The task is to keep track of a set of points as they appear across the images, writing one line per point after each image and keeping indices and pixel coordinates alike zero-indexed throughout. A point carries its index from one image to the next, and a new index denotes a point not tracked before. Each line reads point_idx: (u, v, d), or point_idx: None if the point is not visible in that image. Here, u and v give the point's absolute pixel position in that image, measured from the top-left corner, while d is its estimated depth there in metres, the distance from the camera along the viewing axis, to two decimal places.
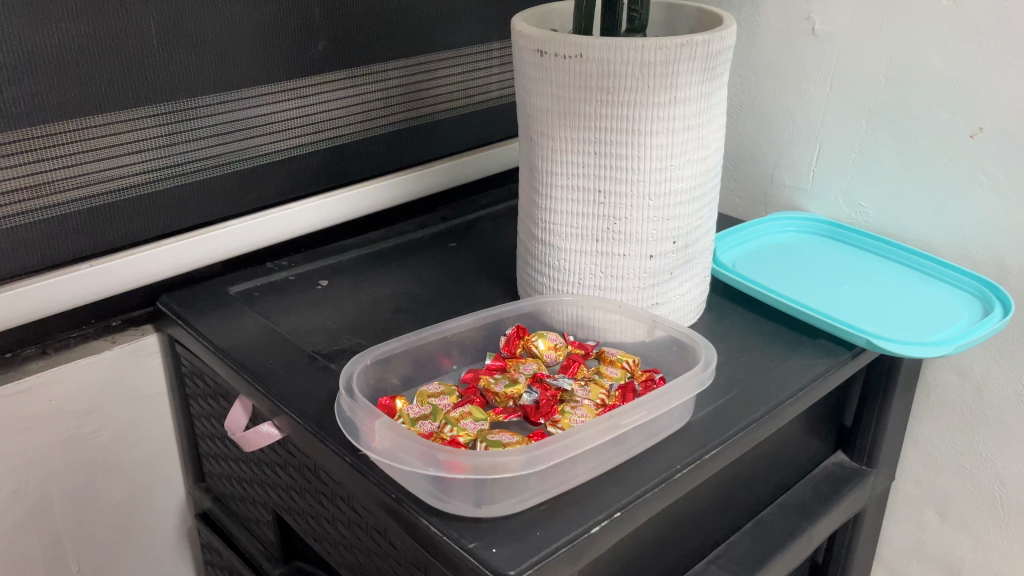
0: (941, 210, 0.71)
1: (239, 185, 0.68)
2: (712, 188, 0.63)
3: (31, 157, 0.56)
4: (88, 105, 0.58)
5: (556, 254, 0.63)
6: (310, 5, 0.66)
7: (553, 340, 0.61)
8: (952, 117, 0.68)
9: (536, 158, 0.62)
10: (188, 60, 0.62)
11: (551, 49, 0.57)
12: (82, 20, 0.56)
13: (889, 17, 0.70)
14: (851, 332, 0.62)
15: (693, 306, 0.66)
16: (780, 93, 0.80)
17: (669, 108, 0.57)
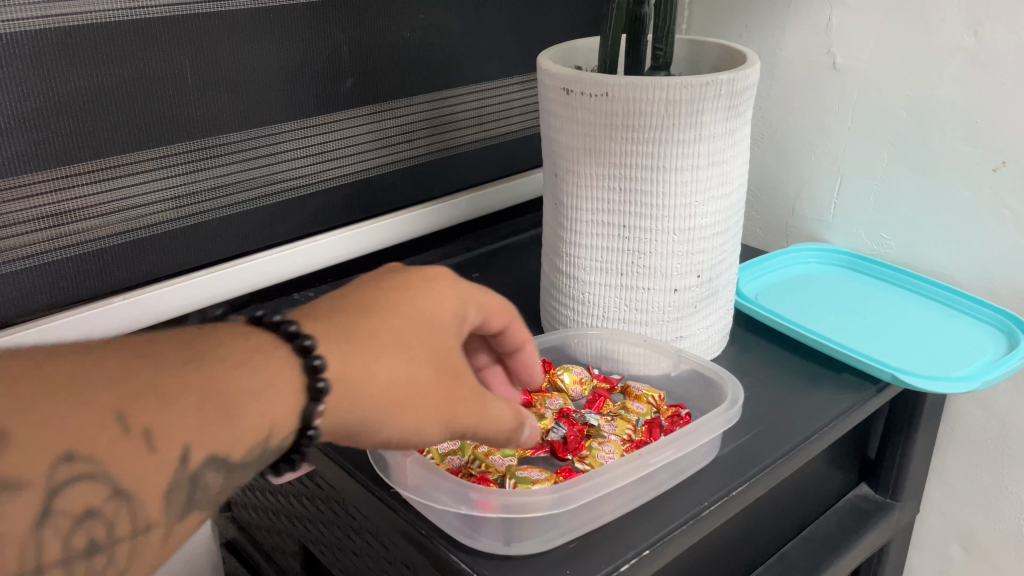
0: (964, 243, 0.71)
1: (268, 218, 0.69)
2: (735, 223, 0.64)
3: (69, 195, 0.58)
4: (123, 144, 0.59)
5: (581, 287, 0.64)
6: (339, 42, 0.68)
7: (579, 375, 0.62)
8: (974, 151, 0.69)
9: (562, 193, 0.63)
10: (221, 98, 0.63)
11: (577, 87, 0.57)
12: (119, 61, 0.57)
13: (910, 53, 0.70)
14: (876, 366, 0.62)
15: (717, 338, 0.67)
16: (802, 126, 0.80)
17: (694, 145, 0.58)
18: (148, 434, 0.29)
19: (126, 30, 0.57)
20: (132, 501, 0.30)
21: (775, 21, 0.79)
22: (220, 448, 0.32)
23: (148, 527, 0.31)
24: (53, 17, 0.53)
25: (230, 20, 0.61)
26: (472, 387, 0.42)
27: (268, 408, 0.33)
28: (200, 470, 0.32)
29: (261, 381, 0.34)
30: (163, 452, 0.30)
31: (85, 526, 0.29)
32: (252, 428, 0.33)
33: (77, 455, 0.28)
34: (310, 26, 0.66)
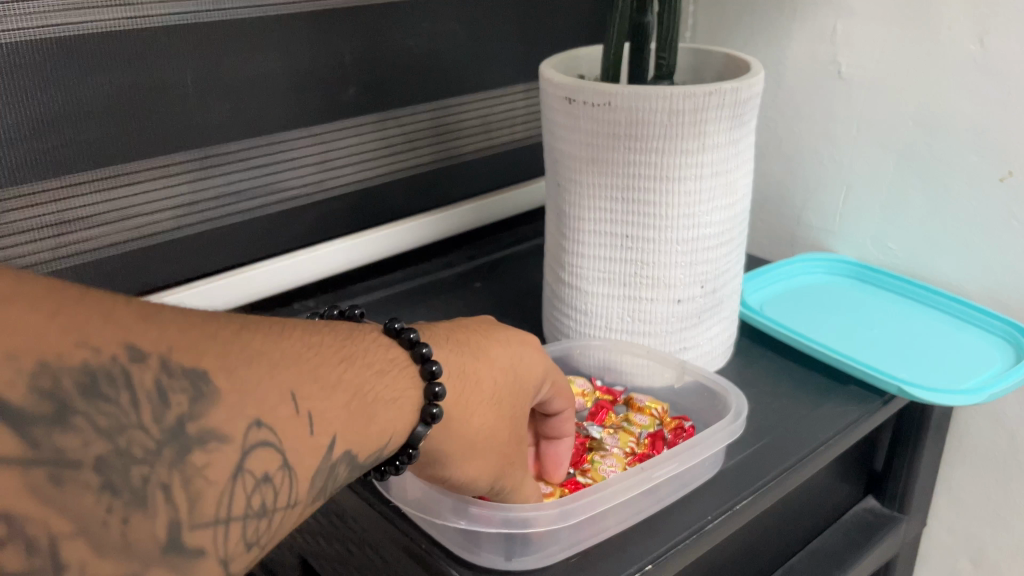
0: (972, 253, 0.71)
1: (270, 227, 0.69)
2: (740, 233, 0.63)
3: (69, 204, 0.58)
4: (124, 153, 0.59)
5: (583, 297, 0.64)
6: (342, 51, 0.67)
7: (581, 387, 0.61)
8: (982, 161, 0.68)
9: (565, 203, 0.62)
10: (223, 107, 0.63)
11: (579, 97, 0.57)
12: (120, 69, 0.57)
13: (916, 61, 0.70)
14: (883, 378, 0.61)
15: (721, 350, 0.66)
16: (807, 135, 0.80)
17: (698, 154, 0.57)
18: (311, 416, 0.34)
19: (126, 38, 0.56)
20: (289, 473, 0.33)
21: (780, 30, 0.79)
22: (357, 444, 0.36)
23: (292, 504, 0.33)
24: (53, 25, 0.53)
25: (231, 29, 0.61)
26: (521, 455, 0.46)
27: (395, 418, 0.38)
28: (337, 460, 0.35)
29: (398, 395, 0.39)
30: (319, 433, 0.34)
31: (258, 490, 0.31)
32: (384, 430, 0.37)
33: (267, 420, 0.32)
34: (312, 34, 0.65)
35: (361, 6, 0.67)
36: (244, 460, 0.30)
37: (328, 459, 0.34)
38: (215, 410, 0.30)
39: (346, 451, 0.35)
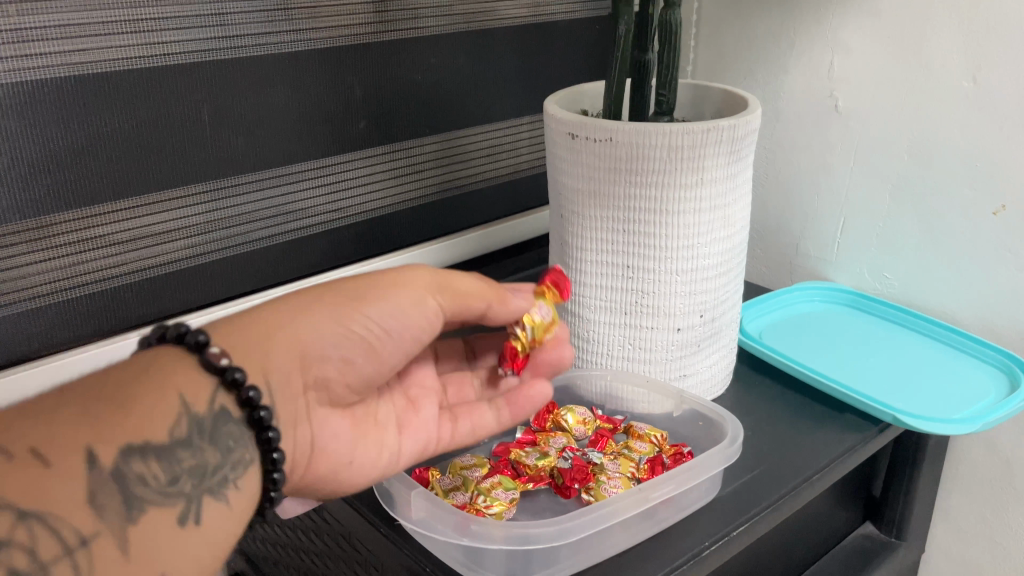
0: (967, 284, 0.72)
1: (281, 255, 0.71)
2: (737, 264, 0.65)
3: (89, 233, 0.60)
4: (142, 185, 0.61)
5: (586, 326, 0.65)
6: (352, 86, 0.70)
7: (582, 415, 0.63)
8: (975, 194, 0.70)
9: (567, 234, 0.64)
10: (237, 140, 0.65)
11: (582, 132, 0.59)
12: (140, 105, 0.59)
13: (910, 97, 0.72)
14: (877, 407, 0.62)
15: (720, 377, 0.68)
16: (805, 167, 0.82)
17: (696, 188, 0.59)
18: (38, 450, 0.31)
19: (146, 76, 0.59)
20: (52, 518, 0.31)
21: (778, 64, 0.81)
22: (133, 437, 0.34)
23: (94, 536, 0.32)
24: (78, 64, 0.56)
25: (247, 65, 0.63)
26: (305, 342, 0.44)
27: (166, 409, 0.36)
28: (124, 462, 0.34)
29: (157, 392, 0.37)
30: (65, 460, 0.32)
31: (10, 547, 0.29)
32: (154, 419, 0.36)
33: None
34: (324, 70, 0.68)
35: (371, 43, 0.70)
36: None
37: (110, 471, 0.33)
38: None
39: (120, 454, 0.34)
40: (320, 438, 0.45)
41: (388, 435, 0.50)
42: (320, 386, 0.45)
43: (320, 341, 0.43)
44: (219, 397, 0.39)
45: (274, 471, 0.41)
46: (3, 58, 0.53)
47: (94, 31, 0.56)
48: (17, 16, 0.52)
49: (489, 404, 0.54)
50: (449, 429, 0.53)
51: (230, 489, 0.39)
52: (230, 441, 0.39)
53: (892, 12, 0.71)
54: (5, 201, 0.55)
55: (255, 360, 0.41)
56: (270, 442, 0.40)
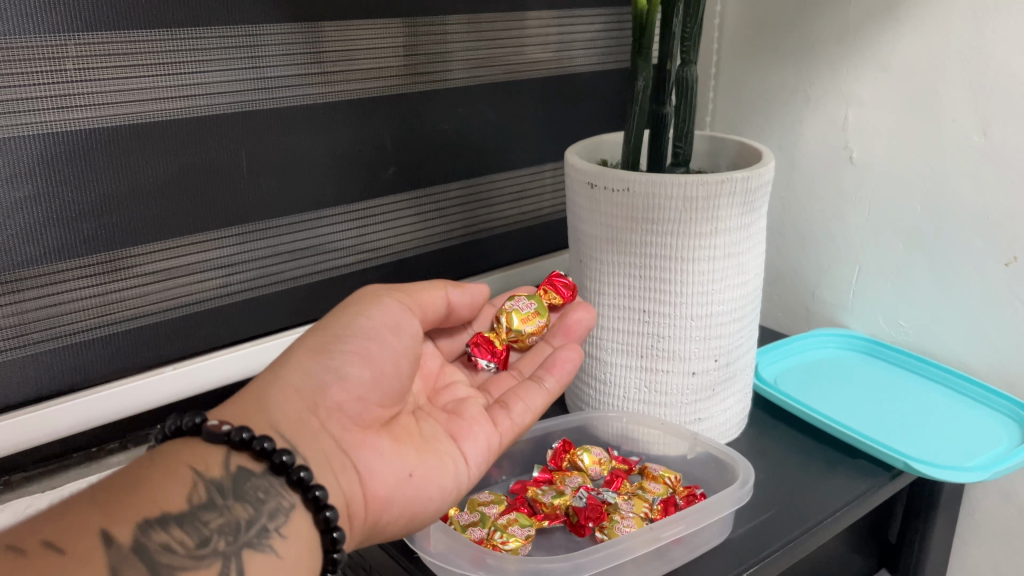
0: (981, 333, 0.73)
1: (310, 295, 0.74)
2: (752, 311, 0.66)
3: (130, 272, 0.63)
4: (182, 227, 0.64)
5: (603, 368, 0.67)
6: (383, 134, 0.73)
7: (597, 455, 0.65)
8: (987, 245, 0.71)
9: (586, 279, 0.67)
10: (272, 185, 0.68)
11: (600, 182, 0.62)
12: (183, 153, 0.63)
13: (923, 150, 0.74)
14: (889, 454, 0.63)
15: (735, 421, 0.69)
16: (821, 215, 0.83)
17: (711, 237, 0.61)
18: (49, 541, 0.33)
19: (189, 125, 0.62)
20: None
21: (794, 116, 0.83)
22: (148, 511, 0.36)
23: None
24: (128, 115, 0.59)
25: (284, 115, 0.67)
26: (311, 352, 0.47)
27: (179, 482, 0.39)
28: (144, 535, 0.36)
29: (168, 472, 0.39)
30: (80, 545, 0.34)
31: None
32: (167, 493, 0.38)
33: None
34: (356, 119, 0.71)
35: (401, 93, 0.73)
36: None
37: (131, 546, 0.35)
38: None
39: (138, 528, 0.36)
40: (371, 464, 0.46)
41: (444, 447, 0.50)
42: (339, 413, 0.46)
43: (307, 377, 0.46)
44: (235, 460, 0.42)
45: (323, 507, 0.42)
46: (59, 109, 0.56)
47: (144, 83, 0.59)
48: (74, 70, 0.56)
49: (533, 382, 0.55)
50: (506, 417, 0.53)
51: (274, 537, 0.40)
52: (260, 493, 0.41)
53: (904, 67, 0.73)
54: (56, 242, 0.59)
55: (258, 421, 0.43)
56: (304, 482, 0.42)
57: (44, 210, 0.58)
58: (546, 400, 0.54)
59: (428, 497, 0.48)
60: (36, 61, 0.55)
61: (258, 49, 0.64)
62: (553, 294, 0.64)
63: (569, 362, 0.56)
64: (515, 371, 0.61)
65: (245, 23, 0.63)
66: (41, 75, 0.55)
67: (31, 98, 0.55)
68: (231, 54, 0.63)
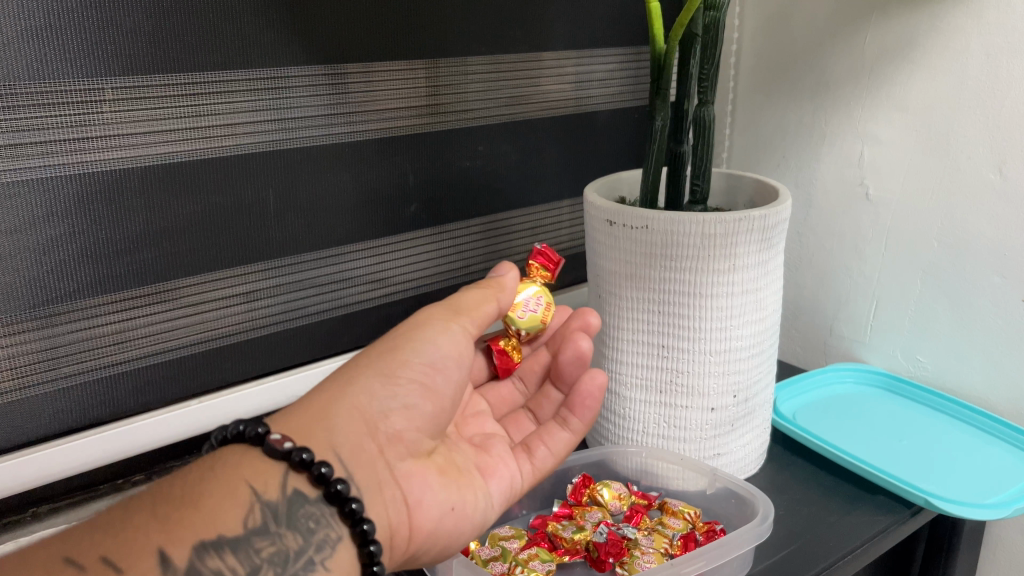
0: (1000, 369, 0.73)
1: (333, 329, 0.75)
2: (770, 345, 0.67)
3: (160, 307, 0.65)
4: (211, 263, 0.66)
5: (623, 403, 0.68)
6: (406, 172, 0.75)
7: (618, 490, 0.65)
8: (1005, 281, 0.71)
9: (605, 315, 0.67)
10: (299, 222, 0.70)
11: (619, 220, 0.63)
12: (213, 191, 0.64)
13: (939, 187, 0.74)
14: (909, 490, 0.63)
15: (754, 457, 0.69)
16: (838, 251, 0.84)
17: (729, 273, 0.61)
18: (109, 557, 0.36)
19: (219, 164, 0.64)
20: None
21: (810, 153, 0.84)
22: (204, 533, 0.39)
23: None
24: (161, 156, 0.61)
25: (310, 154, 0.69)
26: (364, 376, 0.47)
27: (235, 502, 0.41)
28: (199, 560, 0.38)
29: (226, 489, 0.41)
30: (138, 565, 0.36)
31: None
32: (223, 513, 0.40)
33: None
34: (379, 157, 0.73)
35: (423, 132, 0.75)
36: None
37: (185, 570, 0.37)
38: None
39: (193, 551, 0.38)
40: (420, 496, 0.48)
41: (476, 480, 0.52)
42: (398, 441, 0.47)
43: (374, 401, 0.47)
44: (291, 481, 0.43)
45: (369, 542, 0.43)
46: (95, 150, 0.58)
47: (176, 124, 0.61)
48: (110, 113, 0.58)
49: (557, 425, 0.58)
50: (529, 462, 0.57)
51: (320, 570, 0.42)
52: (311, 523, 0.43)
53: (919, 105, 0.74)
54: (89, 278, 0.61)
55: (319, 439, 0.45)
56: (354, 514, 0.43)
57: (78, 248, 0.60)
58: (572, 441, 0.58)
59: (462, 531, 0.50)
60: (72, 104, 0.57)
61: (286, 90, 0.66)
62: (540, 266, 0.64)
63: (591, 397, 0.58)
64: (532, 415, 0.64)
65: (274, 66, 0.65)
66: (80, 118, 0.57)
67: (68, 138, 0.57)
68: (259, 95, 0.65)
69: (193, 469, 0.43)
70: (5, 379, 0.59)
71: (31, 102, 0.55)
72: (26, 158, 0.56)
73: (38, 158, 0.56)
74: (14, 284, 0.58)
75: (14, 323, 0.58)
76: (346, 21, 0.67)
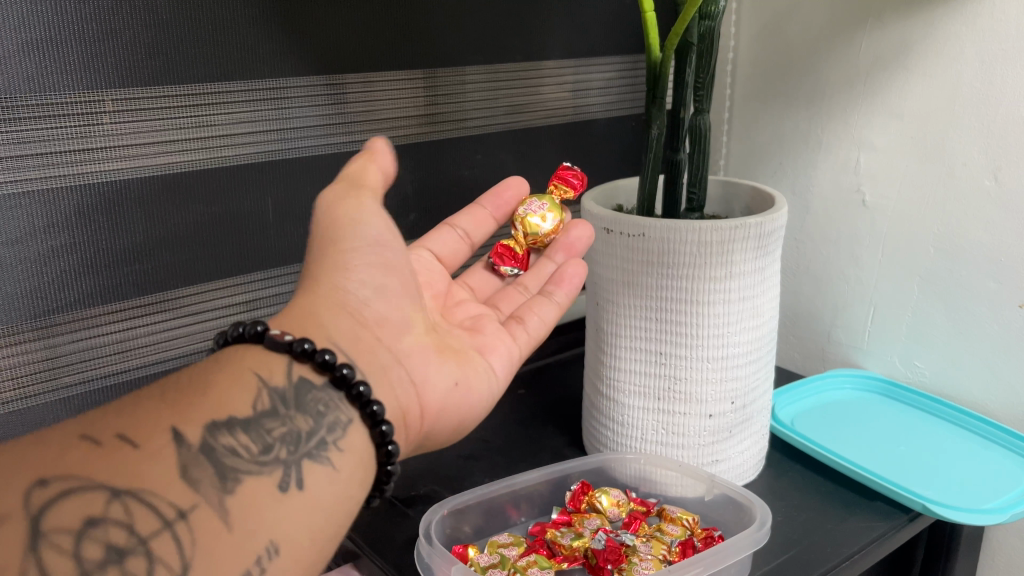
0: (996, 375, 0.74)
1: None
2: (767, 351, 0.67)
3: (160, 316, 0.65)
4: (210, 273, 0.66)
5: (621, 410, 0.68)
6: (404, 182, 0.75)
7: (616, 497, 0.65)
8: (1001, 287, 0.72)
9: (603, 323, 0.68)
10: (297, 232, 0.70)
11: (616, 227, 0.63)
12: (212, 202, 0.65)
13: (935, 195, 0.75)
14: (907, 496, 0.64)
15: (752, 462, 0.70)
16: (835, 259, 0.84)
17: (725, 281, 0.62)
18: (125, 434, 0.36)
19: (218, 176, 0.65)
20: (147, 496, 0.34)
21: (806, 162, 0.85)
22: (215, 415, 0.39)
23: (193, 508, 0.35)
24: (161, 167, 0.62)
25: (308, 166, 0.69)
26: (328, 266, 0.47)
27: (242, 388, 0.41)
28: (211, 437, 0.38)
29: (230, 378, 0.41)
30: (153, 441, 0.36)
31: (103, 526, 0.33)
32: (233, 398, 0.40)
33: (51, 478, 0.34)
34: None
35: (422, 142, 0.75)
36: (40, 525, 0.32)
37: (198, 447, 0.37)
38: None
39: (205, 430, 0.38)
40: (423, 374, 0.48)
41: (475, 358, 0.52)
42: (387, 324, 0.47)
43: (351, 292, 0.46)
44: (296, 370, 0.42)
45: (380, 422, 0.43)
46: (94, 161, 0.59)
47: (176, 137, 0.62)
48: (111, 123, 0.59)
49: (542, 297, 0.57)
50: (523, 331, 0.55)
51: (332, 450, 0.41)
52: (320, 407, 0.42)
53: (914, 114, 0.75)
54: (90, 288, 0.61)
55: (316, 335, 0.44)
56: (362, 397, 0.43)
57: (78, 258, 0.60)
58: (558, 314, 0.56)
59: (470, 405, 0.50)
60: (72, 116, 0.57)
61: (284, 100, 0.66)
62: (562, 187, 0.65)
63: (579, 276, 0.57)
64: (522, 286, 0.61)
65: (272, 78, 0.65)
66: (80, 128, 0.58)
67: (69, 150, 0.58)
68: (259, 108, 0.65)
69: (199, 365, 0.42)
70: (6, 387, 0.59)
71: (32, 114, 0.56)
72: (27, 169, 0.56)
73: (38, 170, 0.57)
74: (14, 294, 0.58)
75: (15, 331, 0.59)
76: (345, 34, 0.67)
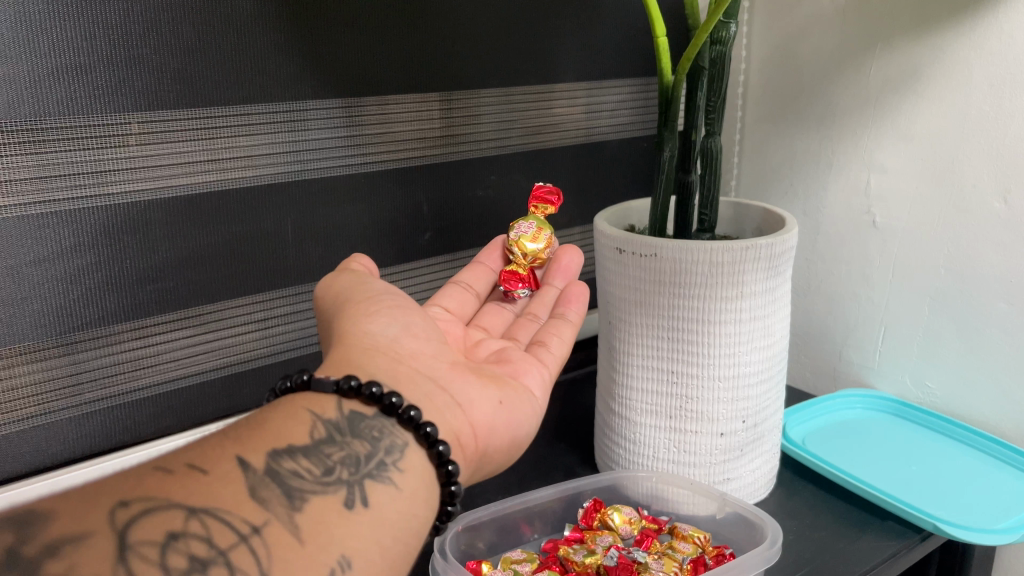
0: (1007, 395, 0.74)
1: None
2: (779, 371, 0.68)
3: (183, 331, 0.66)
4: (230, 292, 0.68)
5: (633, 429, 0.69)
6: (421, 202, 0.77)
7: (628, 515, 0.66)
8: (1011, 306, 0.72)
9: (616, 342, 0.68)
10: (317, 250, 0.72)
11: (628, 248, 0.64)
12: (233, 223, 0.66)
13: (945, 215, 0.75)
14: (918, 516, 0.64)
15: (763, 482, 0.70)
16: (846, 279, 0.85)
17: (737, 301, 0.63)
18: (193, 463, 0.38)
19: (239, 196, 0.66)
20: (220, 512, 0.36)
21: (817, 182, 0.86)
22: (275, 443, 0.41)
23: (266, 523, 0.36)
24: (183, 190, 0.63)
25: (327, 186, 0.71)
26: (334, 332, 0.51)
27: (298, 421, 0.43)
28: (275, 463, 0.39)
29: (285, 416, 0.43)
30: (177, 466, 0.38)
31: (184, 539, 0.34)
32: (290, 431, 0.42)
33: (131, 499, 0.35)
34: (393, 188, 0.75)
35: (437, 162, 0.77)
36: (127, 538, 0.33)
37: (263, 471, 0.39)
38: (60, 526, 0.32)
39: (269, 456, 0.40)
40: (468, 396, 0.49)
41: (513, 382, 0.54)
42: (420, 359, 0.50)
43: (375, 336, 0.50)
44: (346, 405, 0.45)
45: (436, 443, 0.45)
46: (117, 182, 0.60)
47: (198, 158, 0.63)
48: (137, 145, 0.61)
49: (558, 319, 0.61)
50: (548, 353, 0.58)
51: (392, 470, 0.43)
52: (375, 432, 0.44)
53: (922, 135, 0.76)
54: (113, 306, 0.62)
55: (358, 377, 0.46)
56: (414, 420, 0.44)
57: (103, 277, 0.61)
58: (574, 330, 0.60)
59: (517, 424, 0.52)
60: (97, 139, 0.59)
61: (302, 122, 0.68)
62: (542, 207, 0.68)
63: (581, 296, 0.63)
64: (532, 315, 0.64)
65: (292, 100, 0.67)
66: (102, 151, 0.59)
67: (88, 172, 0.59)
68: (277, 128, 0.67)
69: None
70: (28, 403, 0.61)
71: (61, 137, 0.57)
72: (55, 192, 0.58)
73: (64, 193, 0.59)
74: (41, 312, 0.59)
75: (40, 347, 0.60)
76: (367, 56, 0.69)
